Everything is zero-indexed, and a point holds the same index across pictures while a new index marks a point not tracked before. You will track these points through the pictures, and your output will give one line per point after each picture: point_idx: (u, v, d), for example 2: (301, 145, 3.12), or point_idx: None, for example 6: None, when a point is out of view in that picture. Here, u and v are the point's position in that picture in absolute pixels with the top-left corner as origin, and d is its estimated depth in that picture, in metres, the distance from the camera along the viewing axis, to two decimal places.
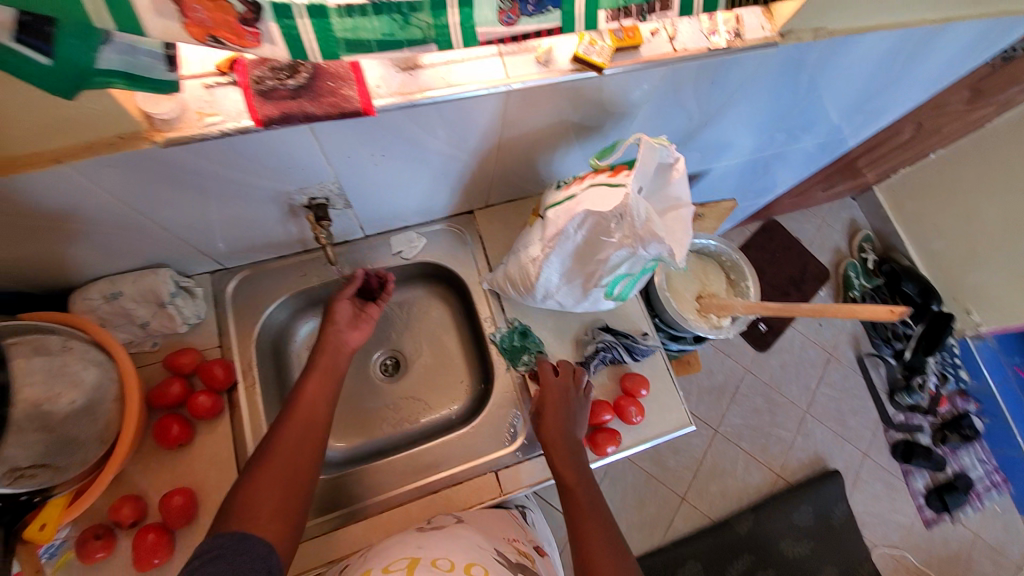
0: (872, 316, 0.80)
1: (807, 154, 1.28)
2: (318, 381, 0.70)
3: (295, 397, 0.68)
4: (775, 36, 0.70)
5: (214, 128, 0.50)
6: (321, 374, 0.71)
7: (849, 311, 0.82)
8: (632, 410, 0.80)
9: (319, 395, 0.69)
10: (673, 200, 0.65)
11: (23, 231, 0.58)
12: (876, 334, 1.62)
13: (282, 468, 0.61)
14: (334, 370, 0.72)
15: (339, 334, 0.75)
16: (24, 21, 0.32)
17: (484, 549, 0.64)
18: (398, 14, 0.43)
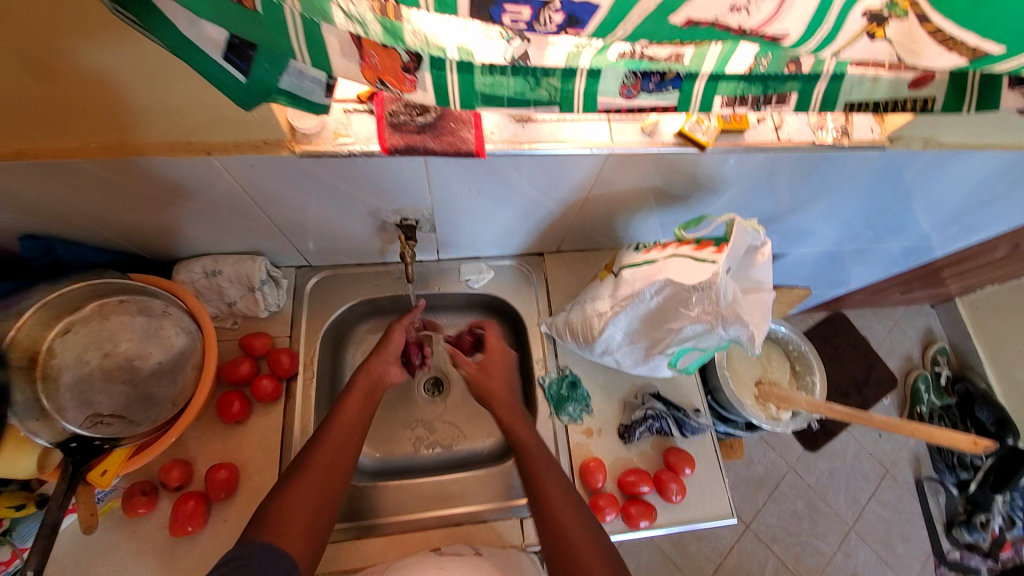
0: (950, 443, 0.73)
1: (891, 256, 1.23)
2: (357, 402, 0.73)
3: (328, 423, 0.70)
4: (883, 139, 0.69)
5: (344, 148, 0.56)
6: (360, 398, 0.74)
7: (923, 432, 0.75)
8: (672, 487, 0.77)
9: (354, 416, 0.71)
10: (754, 283, 0.64)
11: (159, 206, 0.66)
12: (939, 459, 1.47)
13: (316, 484, 0.63)
14: (371, 395, 0.75)
15: (385, 367, 0.78)
16: (231, 42, 0.35)
17: None
18: (532, 77, 0.46)
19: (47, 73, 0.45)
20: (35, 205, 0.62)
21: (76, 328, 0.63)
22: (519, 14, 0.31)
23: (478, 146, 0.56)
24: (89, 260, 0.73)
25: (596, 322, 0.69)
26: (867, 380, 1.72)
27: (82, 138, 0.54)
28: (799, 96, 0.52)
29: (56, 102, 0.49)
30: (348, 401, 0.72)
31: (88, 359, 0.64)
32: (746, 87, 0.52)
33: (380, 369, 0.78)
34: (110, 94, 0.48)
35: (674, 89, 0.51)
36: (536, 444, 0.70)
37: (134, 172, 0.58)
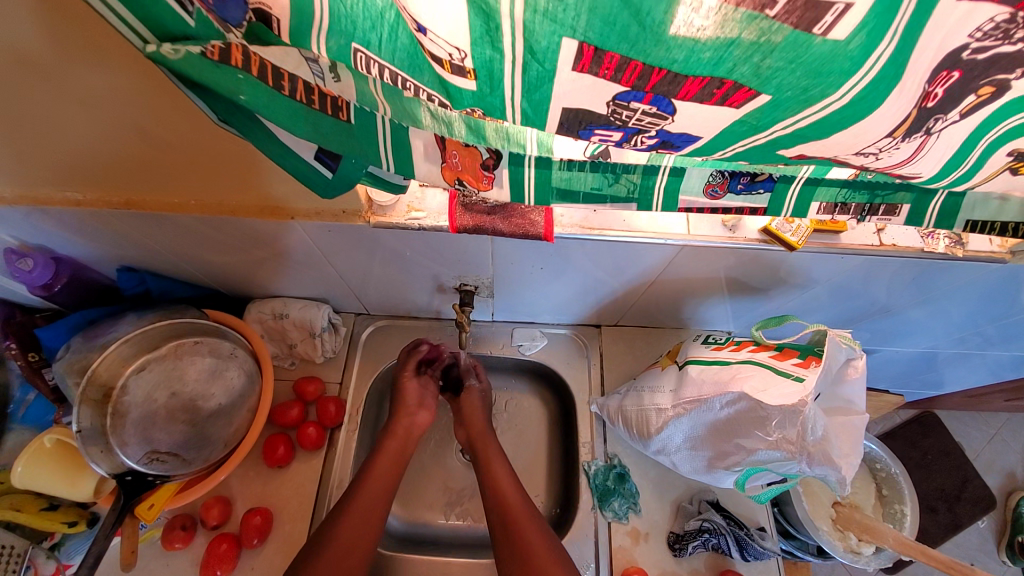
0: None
1: (1002, 364, 1.05)
2: (386, 463, 0.69)
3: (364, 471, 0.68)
4: (1005, 253, 0.60)
5: (415, 223, 0.57)
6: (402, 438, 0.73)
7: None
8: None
9: (383, 472, 0.68)
10: (844, 402, 0.56)
11: (242, 254, 0.71)
12: None
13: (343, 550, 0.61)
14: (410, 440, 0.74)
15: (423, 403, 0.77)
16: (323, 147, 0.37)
17: None
18: (612, 173, 0.44)
19: (163, 142, 0.50)
20: (138, 246, 0.68)
21: (151, 366, 0.67)
22: (610, 137, 0.29)
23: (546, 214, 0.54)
24: (174, 293, 0.79)
25: (655, 417, 0.64)
26: (962, 498, 1.50)
27: (185, 197, 0.59)
28: (911, 209, 0.46)
29: (170, 168, 0.54)
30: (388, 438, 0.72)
31: (155, 398, 0.67)
32: (849, 193, 0.47)
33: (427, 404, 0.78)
34: (212, 163, 0.53)
35: (766, 191, 0.47)
36: (515, 498, 0.68)
37: (224, 228, 0.62)
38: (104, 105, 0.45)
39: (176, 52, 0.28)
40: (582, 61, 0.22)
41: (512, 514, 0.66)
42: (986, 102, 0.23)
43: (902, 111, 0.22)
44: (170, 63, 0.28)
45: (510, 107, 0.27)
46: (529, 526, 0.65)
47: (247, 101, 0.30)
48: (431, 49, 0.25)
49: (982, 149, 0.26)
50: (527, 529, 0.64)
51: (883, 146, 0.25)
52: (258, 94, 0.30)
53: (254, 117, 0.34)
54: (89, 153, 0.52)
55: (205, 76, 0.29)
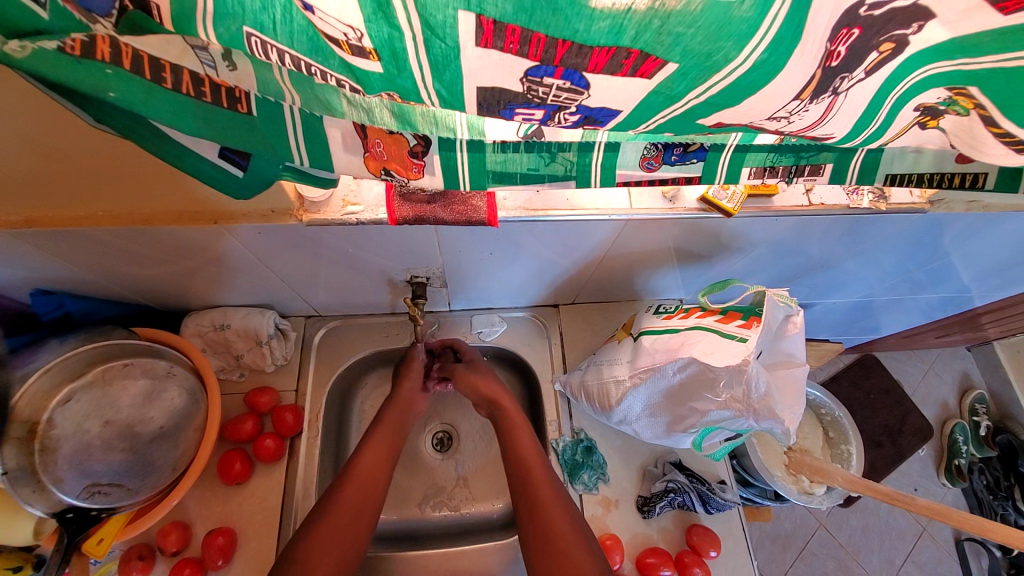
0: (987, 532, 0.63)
1: (930, 304, 1.15)
2: (383, 437, 0.70)
3: (362, 446, 0.68)
4: (923, 204, 0.64)
5: (352, 217, 0.54)
6: (388, 432, 0.71)
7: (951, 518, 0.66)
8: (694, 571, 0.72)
9: (382, 453, 0.68)
10: (785, 356, 0.60)
11: (169, 265, 0.65)
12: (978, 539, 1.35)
13: (345, 518, 0.59)
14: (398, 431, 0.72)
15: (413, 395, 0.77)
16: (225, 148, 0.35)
17: None
18: (548, 152, 0.43)
19: (50, 152, 0.44)
20: (45, 266, 0.62)
21: (78, 396, 0.62)
22: (532, 115, 0.28)
23: (489, 199, 0.53)
24: (98, 314, 0.73)
25: (614, 389, 0.65)
26: (901, 429, 1.64)
27: (90, 208, 0.53)
28: (834, 167, 0.49)
29: (66, 178, 0.48)
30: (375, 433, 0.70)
31: (88, 429, 0.62)
32: (776, 156, 0.48)
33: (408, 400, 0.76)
34: (122, 168, 0.47)
35: (698, 160, 0.48)
36: (538, 470, 0.66)
37: (143, 238, 0.57)
38: None
39: (23, 49, 0.24)
40: (484, 36, 0.21)
41: (531, 470, 0.66)
42: (889, 57, 0.23)
43: (806, 73, 0.23)
44: (20, 63, 0.25)
45: (422, 88, 0.25)
46: (544, 486, 0.65)
47: (119, 98, 0.27)
48: (325, 30, 0.23)
49: (892, 102, 0.27)
50: (545, 490, 0.64)
51: (793, 109, 0.25)
52: (131, 89, 0.27)
53: (136, 117, 0.31)
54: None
55: (64, 73, 0.26)
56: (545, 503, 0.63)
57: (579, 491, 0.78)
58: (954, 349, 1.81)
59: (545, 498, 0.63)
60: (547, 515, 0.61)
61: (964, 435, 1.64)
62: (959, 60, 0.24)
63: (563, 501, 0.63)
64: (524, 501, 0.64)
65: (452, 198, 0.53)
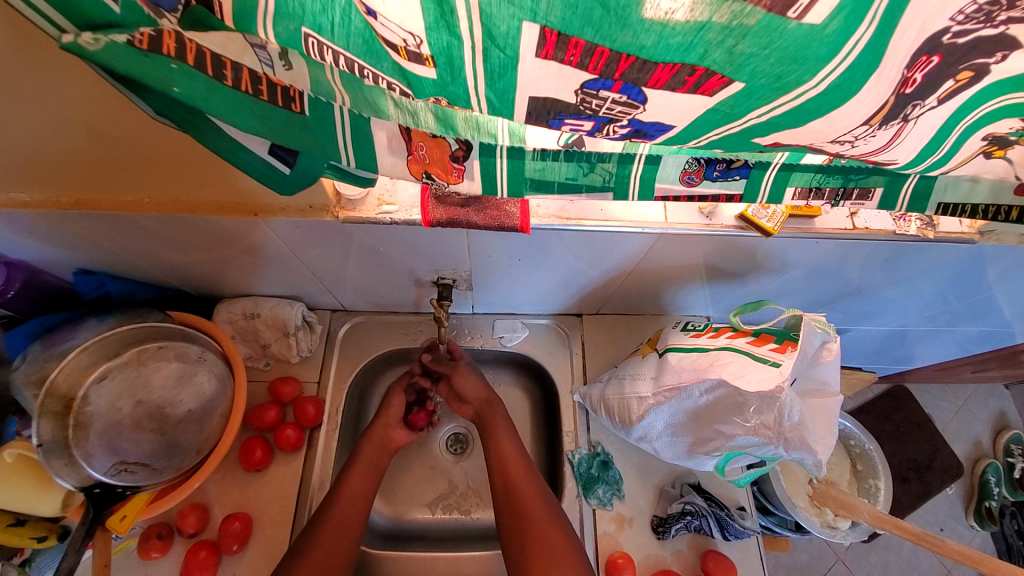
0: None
1: (971, 339, 1.10)
2: (362, 469, 0.69)
3: (346, 471, 0.69)
4: (974, 234, 0.62)
5: (386, 217, 0.55)
6: (366, 465, 0.70)
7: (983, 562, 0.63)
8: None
9: (360, 484, 0.67)
10: (819, 384, 0.58)
11: (207, 253, 0.67)
12: None
13: (325, 552, 0.60)
14: (377, 463, 0.72)
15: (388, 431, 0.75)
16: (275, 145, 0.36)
17: None
18: (587, 162, 0.43)
19: (104, 137, 0.46)
20: (92, 247, 0.64)
21: (112, 375, 0.63)
22: (581, 126, 0.28)
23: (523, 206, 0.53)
24: (136, 296, 0.75)
25: (636, 406, 0.64)
26: (930, 466, 1.57)
27: (139, 195, 0.55)
28: (884, 192, 0.47)
29: (119, 163, 0.50)
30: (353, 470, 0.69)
31: (119, 408, 0.63)
32: (823, 178, 0.47)
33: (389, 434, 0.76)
34: (170, 157, 0.49)
35: (741, 177, 0.46)
36: (519, 472, 0.68)
37: (185, 226, 0.59)
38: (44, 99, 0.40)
39: (96, 41, 0.25)
40: (546, 48, 0.21)
41: (517, 491, 0.66)
42: (967, 85, 0.22)
43: (878, 99, 0.22)
44: (91, 55, 0.26)
45: (475, 95, 0.25)
46: (535, 500, 0.65)
47: (182, 94, 0.28)
48: (385, 36, 0.23)
49: (959, 132, 0.26)
50: (533, 500, 0.65)
51: (859, 134, 0.24)
52: (194, 86, 0.28)
53: (192, 111, 0.32)
54: (26, 151, 0.47)
55: (132, 68, 0.26)
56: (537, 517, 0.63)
57: (592, 505, 0.76)
58: (992, 386, 1.73)
59: (533, 513, 0.63)
60: (528, 513, 0.64)
61: (996, 477, 1.57)
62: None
63: (550, 513, 0.64)
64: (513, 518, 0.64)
65: (485, 203, 0.53)
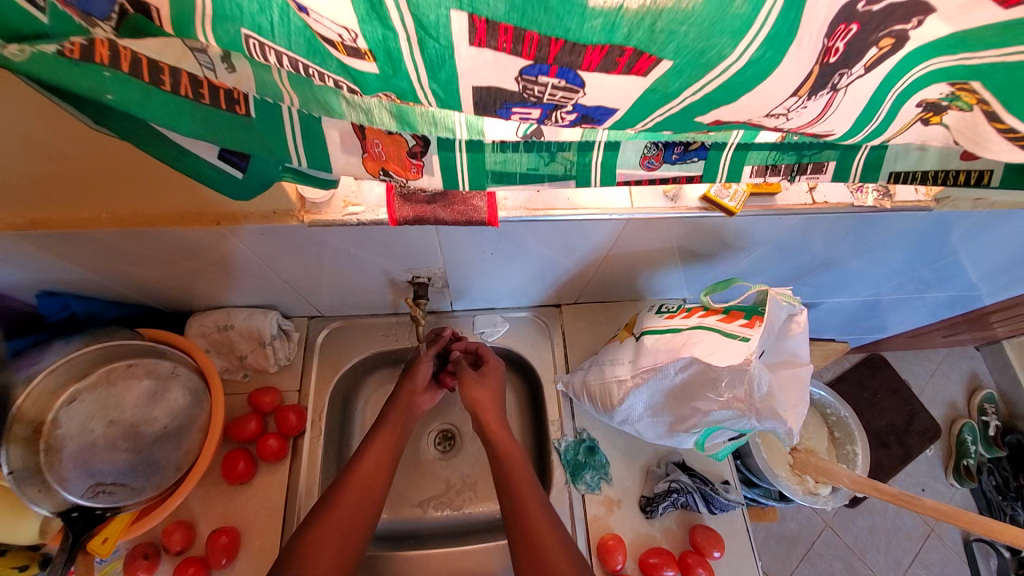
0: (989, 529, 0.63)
1: (939, 304, 1.14)
2: (385, 437, 0.70)
3: (366, 443, 0.69)
4: (929, 201, 0.64)
5: (353, 218, 0.55)
6: (389, 435, 0.70)
7: (950, 514, 0.66)
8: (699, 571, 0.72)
9: (383, 452, 0.68)
10: (790, 356, 0.59)
11: (173, 266, 0.66)
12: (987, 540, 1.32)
13: (347, 514, 0.60)
14: (400, 431, 0.72)
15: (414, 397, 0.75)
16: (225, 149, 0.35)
17: None
18: (547, 151, 0.43)
19: (52, 150, 0.44)
20: (51, 267, 0.62)
21: (83, 396, 0.62)
22: (529, 114, 0.28)
23: (490, 200, 0.53)
24: (103, 315, 0.73)
25: (616, 389, 0.65)
26: (908, 429, 1.63)
27: (94, 210, 0.54)
28: (838, 164, 0.48)
29: (71, 179, 0.49)
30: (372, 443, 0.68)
31: (93, 428, 0.62)
32: (778, 154, 0.48)
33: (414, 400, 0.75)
34: (123, 171, 0.48)
35: (699, 159, 0.47)
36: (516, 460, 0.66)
37: (146, 240, 0.58)
38: None
39: (22, 52, 0.24)
40: (478, 36, 0.21)
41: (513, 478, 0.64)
42: (887, 54, 0.23)
43: (806, 66, 0.22)
44: (18, 65, 0.25)
45: (418, 88, 0.25)
46: (529, 493, 0.62)
47: (116, 100, 0.27)
48: (320, 32, 0.23)
49: (893, 98, 0.27)
50: (523, 488, 0.63)
51: (791, 105, 0.25)
52: (128, 92, 0.27)
53: (133, 118, 0.31)
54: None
55: (62, 76, 0.26)
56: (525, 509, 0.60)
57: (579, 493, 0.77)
58: (963, 348, 1.80)
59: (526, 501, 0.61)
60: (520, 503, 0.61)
61: (972, 435, 1.64)
62: (959, 55, 0.23)
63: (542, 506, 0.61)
64: (508, 505, 0.62)
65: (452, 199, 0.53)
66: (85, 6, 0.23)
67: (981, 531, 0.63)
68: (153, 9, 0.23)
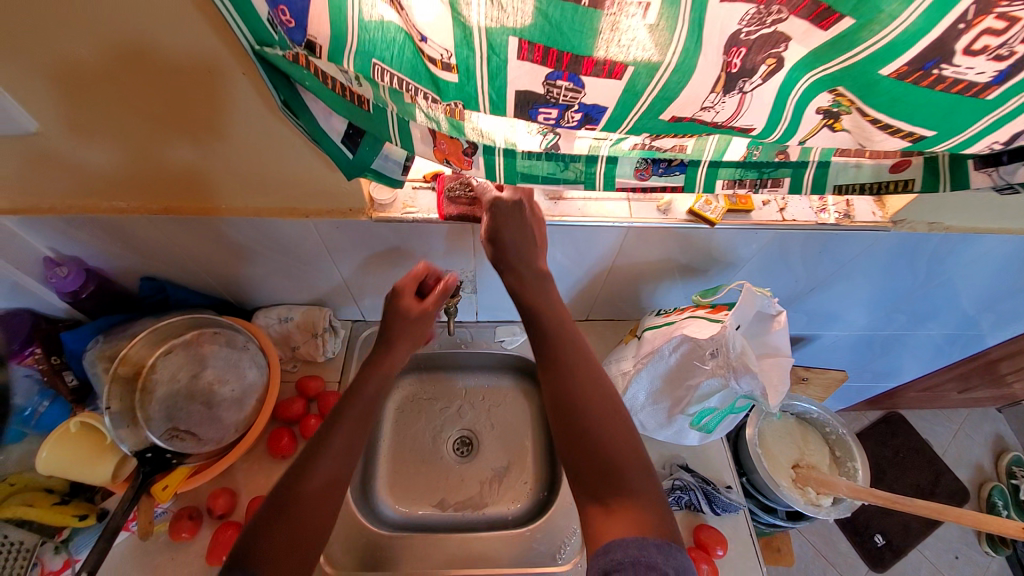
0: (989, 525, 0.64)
1: (938, 343, 1.20)
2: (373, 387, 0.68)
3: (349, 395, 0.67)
4: (886, 222, 0.76)
5: (409, 215, 0.70)
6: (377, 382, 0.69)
7: (948, 512, 0.68)
8: (703, 566, 0.75)
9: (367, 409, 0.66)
10: (773, 348, 0.69)
11: (256, 259, 0.81)
12: None
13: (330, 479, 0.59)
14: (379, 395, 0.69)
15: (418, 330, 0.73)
16: (347, 131, 0.51)
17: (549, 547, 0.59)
18: (562, 160, 0.59)
19: (183, 162, 0.63)
20: (161, 254, 0.78)
21: (176, 350, 0.75)
22: (550, 114, 0.43)
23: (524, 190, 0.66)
24: (187, 301, 0.88)
25: (621, 380, 0.75)
26: (934, 490, 1.61)
27: (211, 202, 0.70)
28: (792, 179, 0.62)
29: (171, 192, 0.68)
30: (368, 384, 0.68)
31: (179, 378, 0.74)
32: (743, 172, 0.61)
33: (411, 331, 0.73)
34: (206, 188, 0.68)
35: (680, 172, 0.62)
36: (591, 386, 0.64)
37: (245, 230, 0.73)
38: (128, 146, 0.60)
39: (272, 50, 0.41)
40: (522, 52, 0.36)
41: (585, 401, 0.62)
42: (775, 69, 0.37)
43: (714, 73, 0.36)
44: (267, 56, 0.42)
45: (481, 94, 0.40)
46: (611, 415, 0.62)
47: (310, 86, 0.44)
48: (428, 53, 0.39)
49: (792, 103, 0.40)
50: (600, 434, 0.60)
51: (714, 100, 0.39)
52: (316, 83, 0.44)
53: (304, 100, 0.47)
54: (104, 183, 0.66)
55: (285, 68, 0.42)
56: (593, 415, 0.61)
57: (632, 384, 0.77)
58: (984, 409, 1.78)
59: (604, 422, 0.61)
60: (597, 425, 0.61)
61: (1004, 499, 1.58)
62: (819, 68, 0.36)
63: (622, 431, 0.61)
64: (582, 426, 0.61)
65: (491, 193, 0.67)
66: (291, 37, 0.39)
67: (981, 526, 0.64)
68: (318, 47, 0.39)
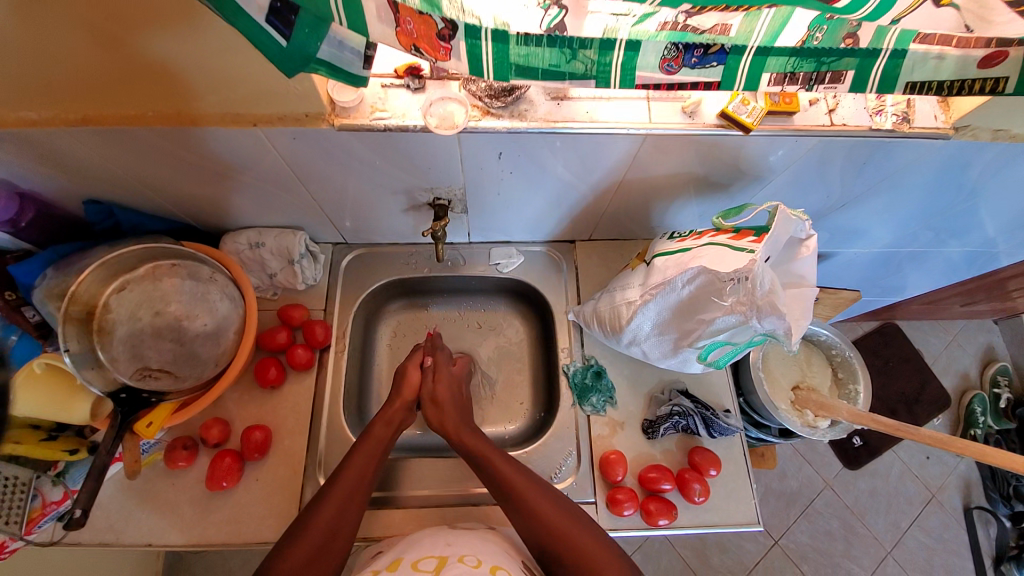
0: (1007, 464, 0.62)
1: (953, 263, 1.13)
2: (382, 425, 0.74)
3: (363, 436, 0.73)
4: (948, 129, 0.64)
5: (380, 122, 0.58)
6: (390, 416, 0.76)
7: (961, 447, 0.66)
8: (626, 506, 0.74)
9: (383, 434, 0.73)
10: (797, 277, 0.62)
11: (207, 177, 0.69)
12: (993, 488, 1.49)
13: (358, 476, 0.68)
14: (388, 439, 0.73)
15: (410, 412, 0.77)
16: (273, 5, 0.39)
17: (510, 557, 0.65)
18: (569, 48, 0.45)
19: (145, 70, 0.52)
20: (97, 173, 0.67)
21: (131, 286, 0.69)
22: None
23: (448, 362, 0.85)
24: (144, 227, 0.78)
25: (625, 310, 0.68)
26: (918, 399, 1.66)
27: (141, 107, 0.57)
28: (855, 74, 0.49)
29: (107, 89, 0.54)
30: (376, 425, 0.74)
31: (140, 317, 0.69)
32: (797, 62, 0.48)
33: (401, 416, 0.77)
34: (154, 92, 0.55)
35: (718, 64, 0.48)
36: (509, 471, 0.69)
37: (186, 142, 0.61)
38: (58, 40, 0.47)
39: None
40: None
41: (512, 484, 0.67)
42: None
43: None
44: None
45: None
46: (533, 493, 0.67)
47: None
48: None
49: None
50: (535, 499, 0.66)
51: None
52: None
53: None
54: (19, 76, 0.51)
55: None
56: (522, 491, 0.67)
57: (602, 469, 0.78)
58: (983, 321, 1.78)
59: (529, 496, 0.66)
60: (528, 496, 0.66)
61: (982, 406, 1.65)
62: None
63: (553, 503, 0.66)
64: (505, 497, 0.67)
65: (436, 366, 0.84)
66: None
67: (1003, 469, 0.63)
68: None
